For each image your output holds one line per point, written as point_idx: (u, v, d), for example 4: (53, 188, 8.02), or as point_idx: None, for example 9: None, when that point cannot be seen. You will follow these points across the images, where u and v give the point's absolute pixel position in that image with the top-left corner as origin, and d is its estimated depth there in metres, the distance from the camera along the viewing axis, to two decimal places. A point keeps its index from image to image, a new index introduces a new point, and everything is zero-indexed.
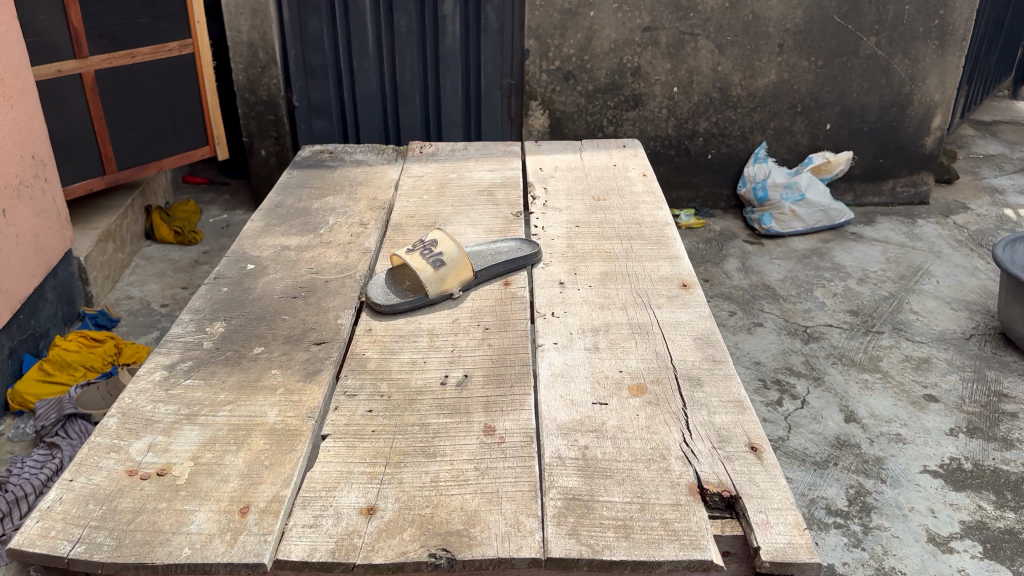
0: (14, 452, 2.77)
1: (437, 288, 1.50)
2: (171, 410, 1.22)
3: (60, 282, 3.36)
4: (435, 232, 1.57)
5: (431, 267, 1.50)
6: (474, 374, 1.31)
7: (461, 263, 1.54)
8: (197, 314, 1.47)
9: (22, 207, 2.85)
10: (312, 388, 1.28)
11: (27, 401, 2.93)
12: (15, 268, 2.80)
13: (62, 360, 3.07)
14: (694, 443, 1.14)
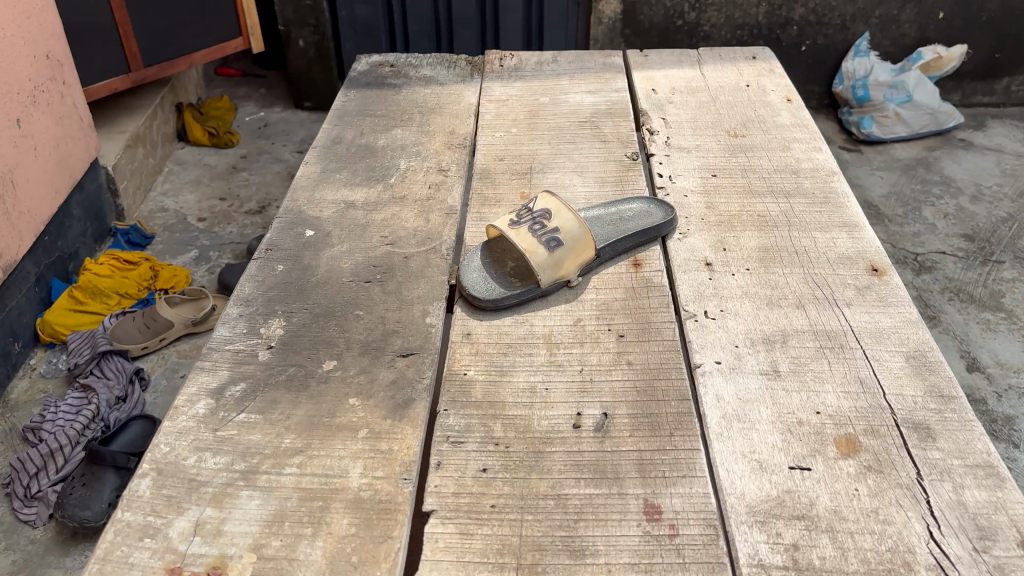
0: (46, 391, 2.54)
1: (552, 276, 1.15)
2: (222, 466, 0.92)
3: (87, 197, 3.03)
4: (547, 197, 1.20)
5: (545, 249, 1.15)
6: (617, 414, 0.98)
7: (583, 242, 1.17)
8: (247, 308, 1.15)
9: (40, 115, 2.53)
10: (404, 431, 0.96)
11: (58, 333, 2.67)
12: (37, 184, 2.53)
13: (94, 287, 2.81)
14: (946, 542, 0.83)
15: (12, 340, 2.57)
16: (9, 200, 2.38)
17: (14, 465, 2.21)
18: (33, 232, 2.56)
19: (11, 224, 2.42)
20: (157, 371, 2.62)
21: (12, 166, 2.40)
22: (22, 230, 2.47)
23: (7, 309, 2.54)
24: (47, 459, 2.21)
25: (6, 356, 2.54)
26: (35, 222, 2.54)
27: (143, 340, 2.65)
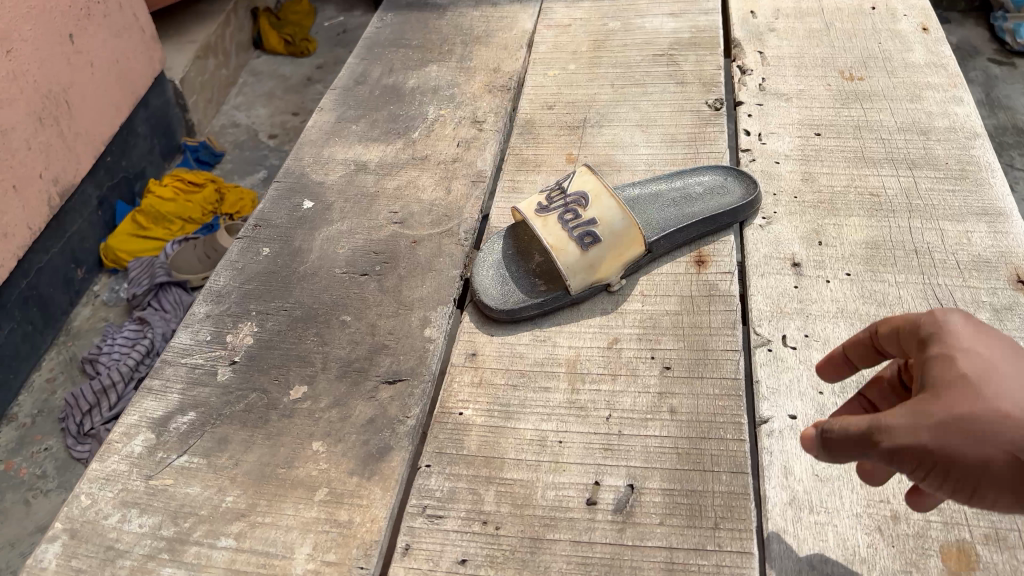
0: (107, 319, 2.50)
1: (583, 279, 0.91)
2: (147, 530, 0.74)
3: (151, 114, 2.87)
4: (589, 174, 0.94)
5: (576, 246, 0.90)
6: (646, 490, 0.75)
7: (629, 237, 0.91)
8: (217, 307, 0.96)
9: (94, 28, 2.43)
10: (372, 493, 0.76)
11: (120, 259, 2.61)
12: (92, 103, 2.44)
13: (156, 211, 2.69)
14: None
15: (75, 266, 2.52)
16: (63, 120, 2.30)
17: (69, 402, 2.19)
18: (91, 153, 2.49)
19: (66, 145, 2.35)
20: None
21: (64, 83, 2.30)
22: (77, 151, 2.41)
23: (69, 235, 2.48)
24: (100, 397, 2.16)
25: (68, 283, 2.49)
26: (93, 141, 2.45)
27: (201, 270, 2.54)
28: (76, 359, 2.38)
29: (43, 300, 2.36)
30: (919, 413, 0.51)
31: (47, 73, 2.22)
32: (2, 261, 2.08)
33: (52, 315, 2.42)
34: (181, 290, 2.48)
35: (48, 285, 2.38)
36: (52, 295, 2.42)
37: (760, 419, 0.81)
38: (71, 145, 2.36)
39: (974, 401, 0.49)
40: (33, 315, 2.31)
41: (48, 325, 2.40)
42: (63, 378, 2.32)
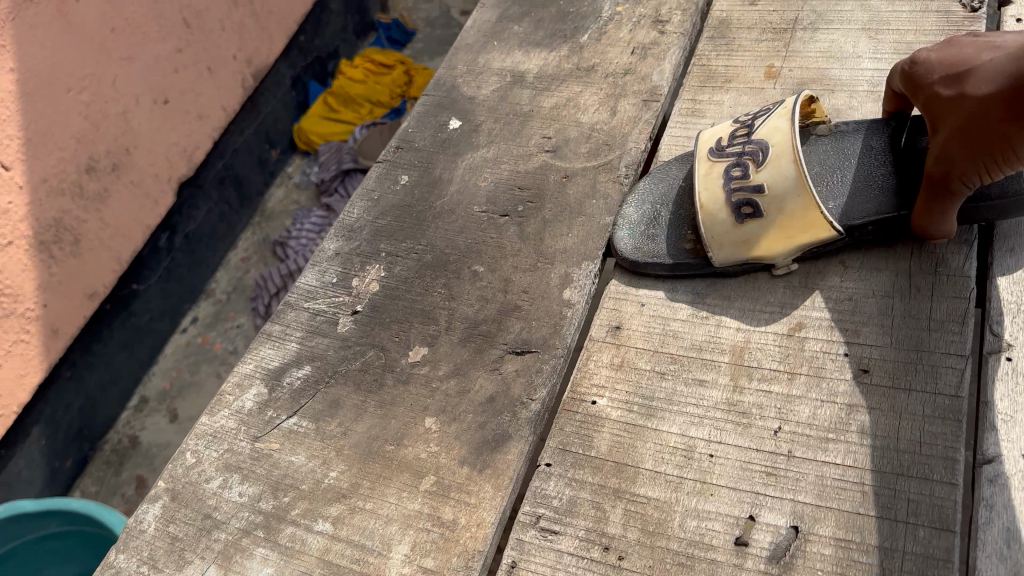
0: (299, 202, 2.60)
1: (733, 257, 0.74)
2: (248, 500, 0.69)
3: None
4: (787, 116, 0.72)
5: (728, 216, 0.73)
6: (813, 539, 0.59)
7: (806, 216, 0.70)
8: (347, 244, 0.87)
9: None
10: (482, 490, 0.66)
11: (312, 142, 2.66)
12: None
13: (346, 94, 2.70)
14: None
15: (269, 147, 2.60)
16: None
17: (258, 282, 2.33)
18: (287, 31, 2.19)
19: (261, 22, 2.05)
20: None
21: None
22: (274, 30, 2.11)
23: (264, 115, 2.54)
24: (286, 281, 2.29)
25: (263, 163, 2.58)
26: (289, 22, 2.20)
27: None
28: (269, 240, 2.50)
29: (238, 180, 2.46)
30: (954, 134, 0.61)
31: None
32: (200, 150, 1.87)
33: (249, 196, 2.53)
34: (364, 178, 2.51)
35: (243, 166, 2.48)
36: (248, 176, 2.51)
37: (982, 457, 0.62)
38: (268, 21, 2.07)
39: (980, 103, 0.59)
40: (229, 195, 2.42)
41: (244, 205, 2.51)
42: (256, 259, 2.46)
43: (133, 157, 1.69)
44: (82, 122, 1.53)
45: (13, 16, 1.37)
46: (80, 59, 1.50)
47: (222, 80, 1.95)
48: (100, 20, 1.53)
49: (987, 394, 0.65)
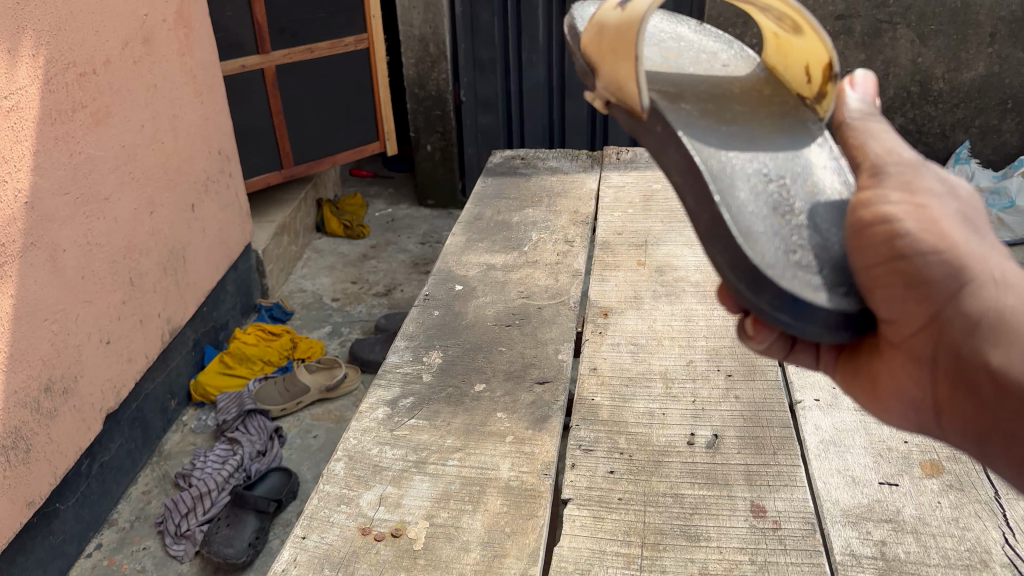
0: (197, 444, 2.58)
1: (590, 40, 1.05)
2: (399, 456, 1.12)
3: (239, 274, 3.12)
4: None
5: (614, 12, 1.01)
6: (725, 434, 1.13)
7: (625, 39, 0.96)
8: (412, 342, 1.38)
9: (209, 201, 2.78)
10: (543, 439, 1.15)
11: (208, 393, 2.72)
12: (201, 261, 2.73)
13: (241, 352, 2.85)
14: (1019, 547, 0.94)
15: (169, 396, 2.64)
16: (179, 270, 2.57)
17: (167, 505, 2.27)
18: (195, 304, 2.69)
19: (180, 293, 2.60)
20: (293, 431, 2.64)
21: (187, 242, 2.62)
22: (187, 300, 2.64)
23: (169, 367, 2.63)
24: (196, 502, 2.27)
25: (162, 410, 2.59)
26: (197, 296, 2.71)
27: (284, 402, 2.68)
28: (170, 475, 2.45)
29: (144, 423, 2.48)
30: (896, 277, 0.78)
31: (173, 230, 2.53)
32: (123, 385, 2.24)
33: (149, 437, 2.51)
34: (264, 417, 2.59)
35: (150, 410, 2.51)
36: (151, 420, 2.52)
37: (795, 400, 1.20)
38: (184, 293, 2.61)
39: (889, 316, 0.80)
40: (135, 435, 2.42)
41: (144, 447, 2.49)
42: (157, 491, 2.39)
43: (79, 385, 2.02)
44: (49, 348, 1.91)
45: (22, 264, 1.80)
46: (54, 302, 1.93)
47: (148, 333, 2.39)
48: (73, 274, 2.00)
49: (789, 379, 1.25)
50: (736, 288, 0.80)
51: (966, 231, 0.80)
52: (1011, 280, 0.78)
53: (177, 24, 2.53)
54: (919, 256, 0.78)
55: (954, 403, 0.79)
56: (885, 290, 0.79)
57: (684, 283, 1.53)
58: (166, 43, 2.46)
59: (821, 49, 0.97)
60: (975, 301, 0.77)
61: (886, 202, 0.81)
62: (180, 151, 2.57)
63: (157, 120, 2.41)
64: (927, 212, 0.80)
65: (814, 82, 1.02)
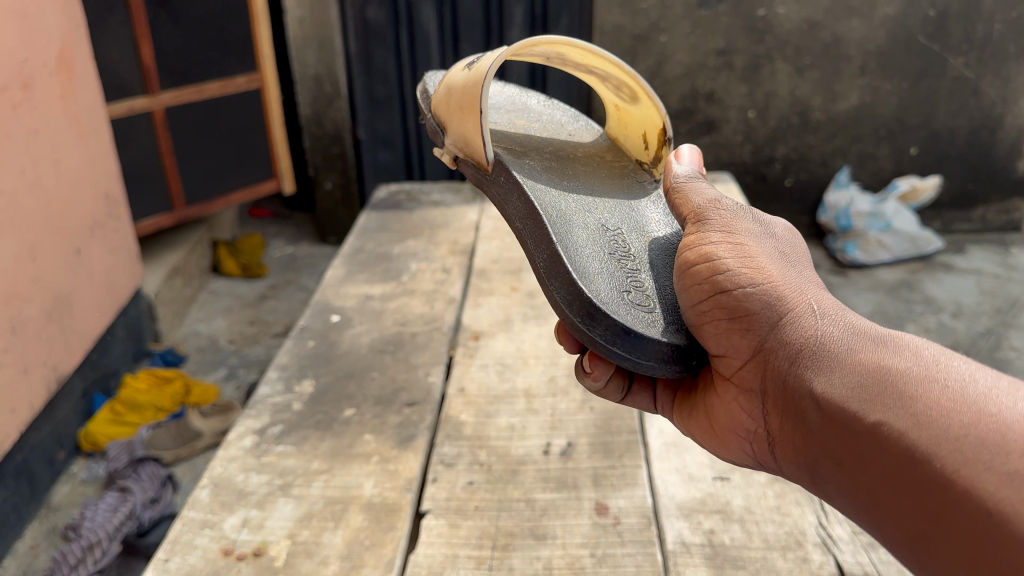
0: (87, 495, 2.53)
1: (441, 99, 1.17)
2: (264, 481, 1.16)
3: (130, 320, 3.07)
4: (605, 52, 1.16)
5: (461, 73, 1.13)
6: (579, 442, 1.21)
7: (471, 98, 1.07)
8: (284, 371, 1.42)
9: (95, 245, 2.75)
10: (408, 456, 1.20)
11: (98, 442, 2.65)
12: (89, 307, 2.69)
13: (133, 401, 2.78)
14: (832, 527, 1.04)
15: (56, 447, 2.57)
16: (66, 317, 2.53)
17: (55, 558, 2.18)
18: (83, 351, 2.64)
19: (67, 341, 2.55)
20: (187, 476, 2.62)
21: (72, 288, 2.58)
22: (74, 348, 2.59)
23: (55, 418, 2.56)
24: (86, 553, 2.18)
25: (50, 461, 2.53)
26: (85, 342, 2.66)
27: (177, 447, 2.66)
28: (59, 527, 2.39)
29: (31, 474, 2.41)
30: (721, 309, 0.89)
31: (57, 277, 2.49)
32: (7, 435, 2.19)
33: (36, 490, 2.45)
34: (157, 463, 2.58)
35: (36, 461, 2.44)
36: (38, 471, 2.46)
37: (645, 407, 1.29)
38: (70, 341, 2.56)
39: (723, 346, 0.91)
40: (22, 487, 2.36)
41: (32, 499, 2.43)
42: (45, 544, 2.32)
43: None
44: None
45: None
46: None
47: (32, 380, 2.33)
48: None
49: None
50: (572, 324, 0.91)
51: (784, 272, 0.92)
52: (826, 312, 0.87)
53: (58, 68, 2.52)
54: (739, 292, 0.88)
55: (784, 432, 0.86)
56: (713, 325, 0.90)
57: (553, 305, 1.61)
58: (47, 88, 2.44)
59: (657, 116, 1.21)
60: (791, 330, 0.86)
61: (710, 246, 0.93)
62: (63, 197, 2.54)
63: (39, 166, 2.39)
64: (747, 255, 0.92)
65: (651, 147, 1.25)
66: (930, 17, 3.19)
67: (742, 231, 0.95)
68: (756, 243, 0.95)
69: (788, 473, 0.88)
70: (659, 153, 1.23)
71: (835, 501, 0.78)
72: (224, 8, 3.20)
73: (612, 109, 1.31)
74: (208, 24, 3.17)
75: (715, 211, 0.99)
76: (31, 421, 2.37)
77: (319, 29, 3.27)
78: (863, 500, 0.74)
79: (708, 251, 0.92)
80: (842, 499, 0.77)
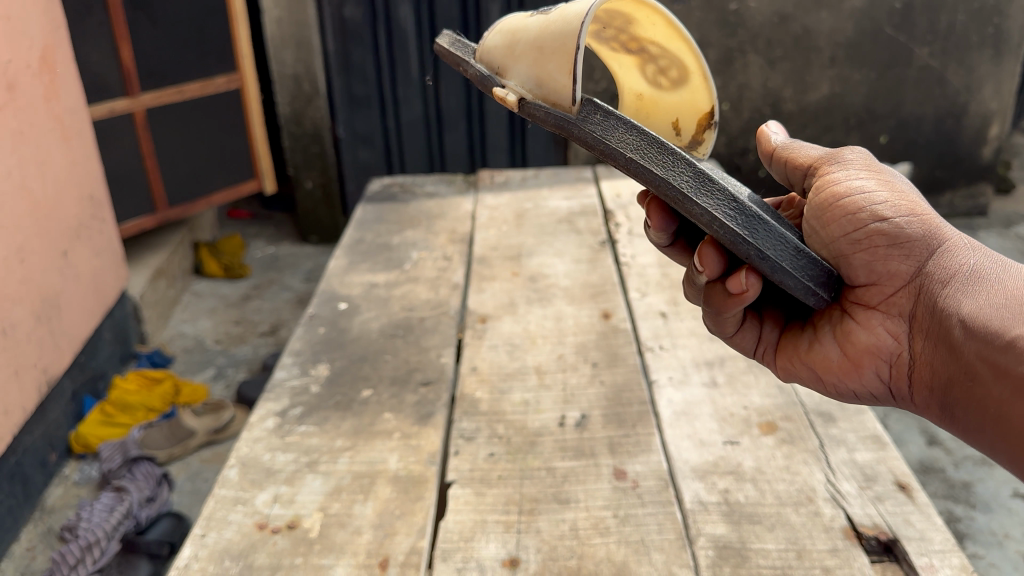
0: (81, 496, 2.52)
1: (502, 48, 1.09)
2: (291, 458, 1.19)
3: (117, 322, 3.06)
4: (682, 27, 1.06)
5: (534, 21, 1.06)
6: (592, 413, 1.26)
7: (563, 36, 0.98)
8: (299, 357, 1.45)
9: (81, 247, 2.75)
10: (428, 432, 1.24)
11: (90, 444, 2.64)
12: (76, 309, 2.68)
13: (123, 402, 2.79)
14: (839, 483, 1.10)
15: (50, 449, 2.56)
16: (54, 319, 2.52)
17: (53, 559, 2.15)
18: (71, 354, 2.64)
19: (55, 344, 2.55)
20: (182, 475, 2.62)
21: (60, 290, 2.58)
22: (63, 350, 2.59)
23: (48, 421, 2.54)
24: (84, 553, 2.16)
25: (43, 464, 2.52)
26: (74, 345, 2.66)
27: (170, 447, 2.67)
28: (55, 529, 2.38)
29: (25, 478, 2.40)
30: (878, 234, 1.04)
31: (45, 280, 2.49)
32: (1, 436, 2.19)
33: (30, 492, 2.43)
34: (150, 463, 2.58)
35: (30, 464, 2.43)
36: (32, 474, 2.44)
37: (652, 380, 1.34)
38: (59, 343, 2.55)
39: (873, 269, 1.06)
40: (16, 490, 2.34)
41: (27, 502, 2.41)
42: (42, 546, 2.31)
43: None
44: None
45: None
46: None
47: (24, 382, 2.34)
48: None
49: (643, 362, 1.40)
50: (734, 238, 0.97)
51: (932, 212, 1.07)
52: (975, 249, 1.03)
53: (41, 70, 2.52)
54: (898, 221, 1.04)
55: (932, 347, 1.01)
56: (871, 249, 1.05)
57: (555, 288, 1.66)
58: (31, 91, 2.45)
59: (705, 99, 1.15)
60: (946, 259, 1.02)
61: (861, 183, 1.07)
62: (49, 199, 2.54)
63: (25, 168, 2.40)
64: (900, 191, 1.07)
65: (685, 133, 1.19)
66: (896, 9, 3.29)
67: (890, 173, 1.10)
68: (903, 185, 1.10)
69: (925, 388, 1.04)
70: (698, 136, 1.19)
71: (966, 410, 0.94)
72: (203, 9, 3.22)
73: (631, 98, 1.22)
74: (187, 25, 3.18)
75: (858, 156, 1.13)
76: (22, 423, 2.36)
77: (297, 27, 3.29)
78: (991, 408, 0.90)
79: (863, 186, 1.07)
80: (972, 406, 0.93)
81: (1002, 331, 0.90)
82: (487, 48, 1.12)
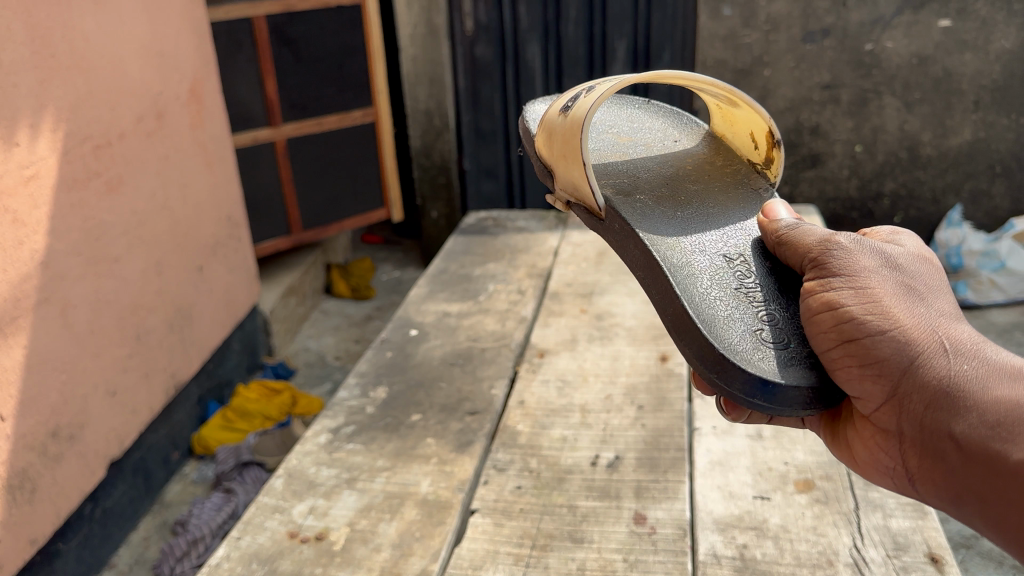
0: (196, 495, 2.56)
1: (544, 143, 1.25)
2: (332, 474, 1.27)
3: (245, 333, 3.18)
4: (699, 75, 1.18)
5: (563, 114, 1.20)
6: (626, 455, 1.27)
7: (577, 144, 1.12)
8: (363, 378, 1.54)
9: (217, 263, 2.85)
10: (464, 460, 1.28)
11: (209, 446, 2.69)
12: (208, 322, 2.76)
13: (244, 408, 2.81)
14: (866, 549, 1.05)
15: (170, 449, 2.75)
16: (187, 329, 2.59)
17: (163, 549, 2.25)
18: (199, 362, 2.68)
19: (187, 352, 2.61)
20: None
21: (193, 302, 2.64)
22: (192, 359, 2.64)
23: (173, 422, 2.61)
24: (191, 547, 2.24)
25: (166, 461, 2.58)
26: (203, 354, 2.72)
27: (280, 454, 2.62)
28: (169, 522, 2.43)
29: (148, 472, 2.46)
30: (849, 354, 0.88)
31: (180, 292, 2.57)
32: (131, 436, 2.24)
33: (152, 486, 2.50)
34: (261, 469, 2.60)
35: (153, 459, 2.49)
36: (155, 469, 2.51)
37: (695, 427, 1.33)
38: (190, 352, 2.62)
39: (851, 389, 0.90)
40: (139, 483, 2.41)
41: (148, 494, 2.48)
42: (156, 537, 2.37)
43: (84, 432, 2.01)
44: (55, 397, 1.91)
45: (34, 319, 1.84)
46: (63, 358, 1.94)
47: (153, 385, 2.38)
48: (82, 329, 2.03)
49: (689, 407, 1.39)
50: (706, 373, 0.93)
51: (910, 312, 0.89)
52: (959, 351, 0.87)
53: (189, 101, 2.65)
54: (870, 339, 0.87)
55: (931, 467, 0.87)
56: (843, 370, 0.89)
57: (618, 328, 1.67)
58: (178, 119, 2.57)
59: (761, 121, 1.24)
60: (927, 372, 0.86)
61: (830, 294, 0.91)
62: (188, 220, 2.64)
63: (167, 189, 2.50)
64: (871, 297, 0.90)
65: (760, 147, 1.29)
66: None
67: (858, 272, 0.93)
68: (879, 282, 0.92)
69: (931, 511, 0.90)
70: (769, 155, 1.26)
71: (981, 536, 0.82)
72: (341, 47, 3.33)
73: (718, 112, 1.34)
74: (326, 62, 3.31)
75: (833, 250, 0.96)
76: (150, 421, 2.40)
77: (430, 65, 3.30)
78: (1009, 536, 0.78)
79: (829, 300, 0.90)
80: (989, 532, 0.81)
81: (1005, 456, 0.78)
82: (538, 145, 1.29)
